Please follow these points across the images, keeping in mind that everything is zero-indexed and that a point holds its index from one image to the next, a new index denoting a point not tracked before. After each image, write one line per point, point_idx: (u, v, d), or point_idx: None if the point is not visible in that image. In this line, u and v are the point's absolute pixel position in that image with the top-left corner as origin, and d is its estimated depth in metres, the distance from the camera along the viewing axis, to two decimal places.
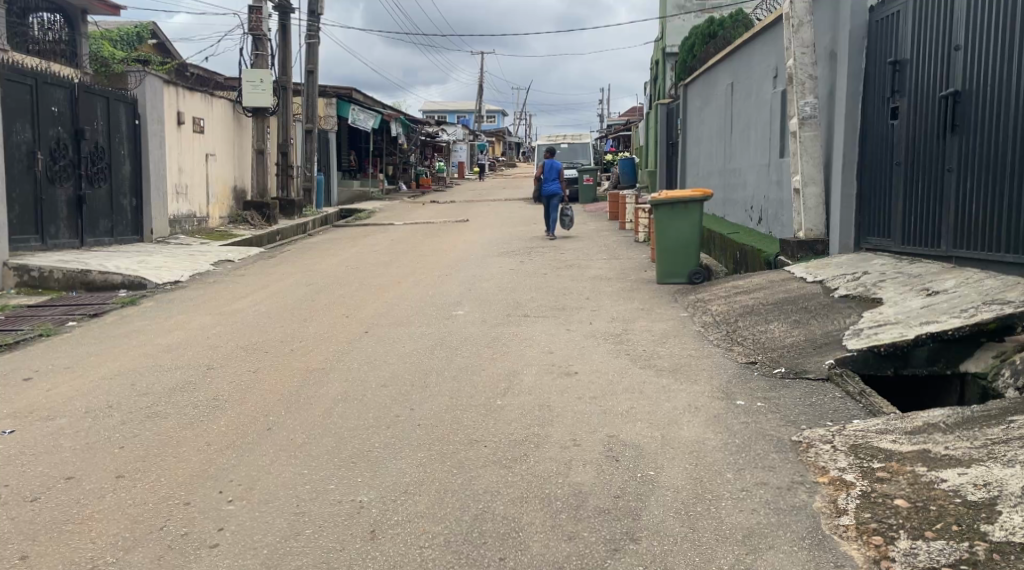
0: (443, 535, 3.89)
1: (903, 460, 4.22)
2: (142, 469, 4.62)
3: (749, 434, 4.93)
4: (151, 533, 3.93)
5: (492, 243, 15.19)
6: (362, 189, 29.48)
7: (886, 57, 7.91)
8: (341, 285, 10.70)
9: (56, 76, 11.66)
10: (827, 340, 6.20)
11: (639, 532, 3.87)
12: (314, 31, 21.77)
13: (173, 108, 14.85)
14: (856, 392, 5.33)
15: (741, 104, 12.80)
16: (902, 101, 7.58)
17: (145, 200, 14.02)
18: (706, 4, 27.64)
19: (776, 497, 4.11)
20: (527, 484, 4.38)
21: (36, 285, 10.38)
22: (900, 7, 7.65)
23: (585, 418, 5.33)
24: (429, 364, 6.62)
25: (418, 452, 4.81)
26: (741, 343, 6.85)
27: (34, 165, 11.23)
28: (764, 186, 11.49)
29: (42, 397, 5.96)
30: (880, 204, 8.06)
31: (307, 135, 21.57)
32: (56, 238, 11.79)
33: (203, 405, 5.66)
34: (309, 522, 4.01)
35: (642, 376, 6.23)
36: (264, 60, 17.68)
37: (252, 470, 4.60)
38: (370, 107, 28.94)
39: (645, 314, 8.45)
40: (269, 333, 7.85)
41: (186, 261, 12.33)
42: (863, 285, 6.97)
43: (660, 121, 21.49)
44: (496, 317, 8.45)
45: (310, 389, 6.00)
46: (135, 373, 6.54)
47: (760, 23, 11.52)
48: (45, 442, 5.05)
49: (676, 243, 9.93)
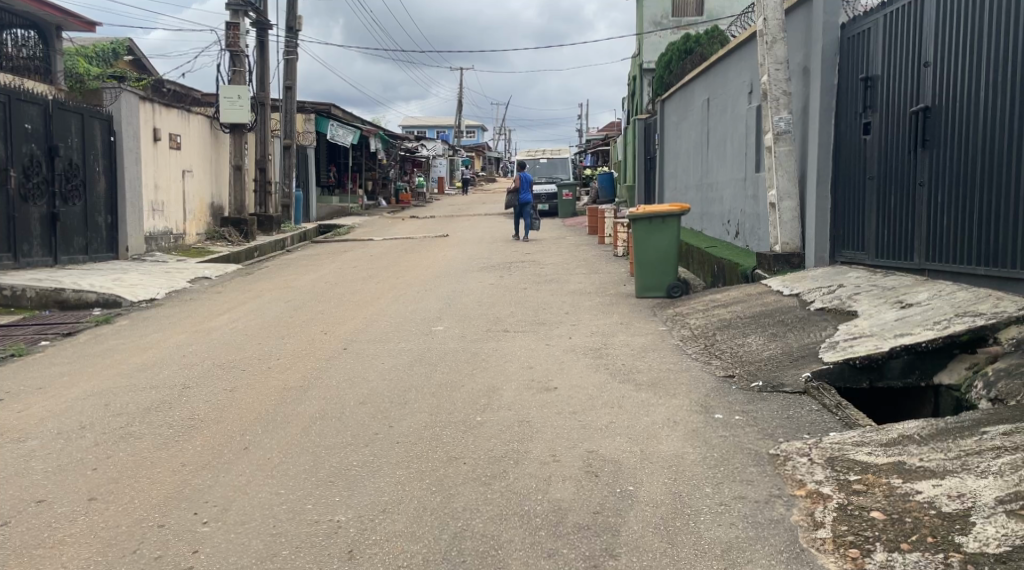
0: (422, 554, 3.87)
1: (879, 471, 4.25)
2: (115, 492, 4.56)
3: (727, 447, 4.96)
4: (125, 557, 3.88)
5: (472, 259, 15.20)
6: (340, 206, 29.49)
7: (858, 72, 8.02)
8: (319, 301, 10.67)
9: (31, 92, 11.57)
10: (804, 352, 6.25)
11: (617, 548, 3.87)
12: (291, 47, 21.75)
13: (148, 124, 14.75)
14: (833, 405, 5.37)
15: (717, 120, 12.93)
16: (875, 115, 7.69)
17: (121, 216, 13.91)
18: (681, 21, 28.13)
19: (754, 511, 4.12)
20: (506, 501, 4.37)
21: (9, 304, 10.24)
22: (871, 24, 7.76)
23: (565, 433, 5.35)
24: (409, 381, 6.61)
25: (398, 470, 4.79)
26: (719, 357, 6.89)
27: (7, 183, 11.11)
28: (740, 200, 11.59)
29: (13, 419, 5.89)
30: (853, 219, 8.15)
31: (285, 151, 21.53)
32: (29, 255, 11.66)
33: (178, 425, 5.61)
34: (286, 543, 3.97)
35: (621, 391, 6.24)
36: (243, 76, 17.51)
37: (230, 489, 4.57)
38: (349, 122, 28.96)
39: (624, 328, 8.47)
40: (247, 351, 7.82)
41: (163, 278, 12.26)
42: (839, 298, 7.04)
43: (638, 136, 21.63)
44: (476, 332, 8.46)
45: (287, 407, 5.97)
46: (110, 393, 6.47)
47: (734, 39, 11.63)
48: (16, 465, 4.98)
49: (653, 256, 9.98)
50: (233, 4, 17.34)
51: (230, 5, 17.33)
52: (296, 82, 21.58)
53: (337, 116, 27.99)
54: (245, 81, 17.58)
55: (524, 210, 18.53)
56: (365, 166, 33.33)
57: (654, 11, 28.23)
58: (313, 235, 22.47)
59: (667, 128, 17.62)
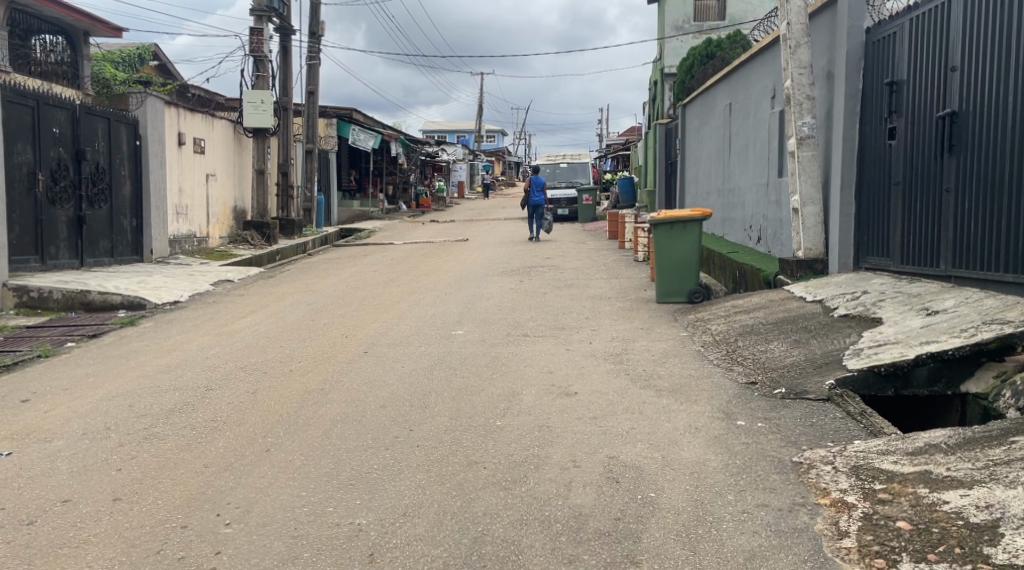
0: (443, 558, 3.87)
1: (905, 480, 4.20)
2: (139, 492, 4.60)
3: (749, 454, 4.92)
4: (148, 557, 3.90)
5: (492, 263, 15.20)
6: (360, 210, 29.63)
7: (883, 77, 7.95)
8: (341, 305, 10.70)
9: (58, 96, 11.69)
10: (827, 359, 6.20)
11: (638, 554, 3.85)
12: (314, 53, 21.88)
13: (173, 128, 14.88)
14: (857, 412, 5.31)
15: (740, 124, 12.85)
16: (900, 121, 7.62)
17: (145, 220, 14.03)
18: (703, 26, 28.02)
19: (777, 519, 4.09)
20: (527, 506, 4.35)
21: (35, 306, 10.36)
22: (897, 28, 7.69)
23: (585, 439, 5.33)
24: (429, 385, 6.60)
25: (418, 473, 4.80)
26: (741, 363, 6.84)
27: (35, 186, 11.21)
28: (763, 206, 11.51)
29: (39, 419, 5.95)
30: (878, 225, 8.08)
31: (307, 155, 21.64)
32: (55, 258, 11.77)
33: (201, 426, 5.65)
34: (307, 545, 3.98)
35: (642, 396, 6.22)
36: (266, 81, 17.64)
37: (251, 491, 4.59)
38: (370, 127, 29.09)
39: (645, 333, 8.44)
40: (269, 353, 7.86)
41: (186, 281, 12.36)
42: (862, 305, 6.97)
43: (659, 141, 21.54)
44: (496, 337, 8.45)
45: (309, 409, 6.00)
46: (134, 394, 6.53)
47: (756, 43, 11.57)
48: (42, 465, 5.03)
49: (674, 261, 9.93)
50: (257, 10, 17.49)
51: (253, 11, 17.47)
52: (318, 87, 21.71)
53: (359, 120, 28.13)
54: (269, 86, 17.70)
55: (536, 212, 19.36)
56: (385, 171, 33.47)
57: (675, 16, 28.17)
58: (333, 238, 22.58)
59: (689, 132, 17.53)
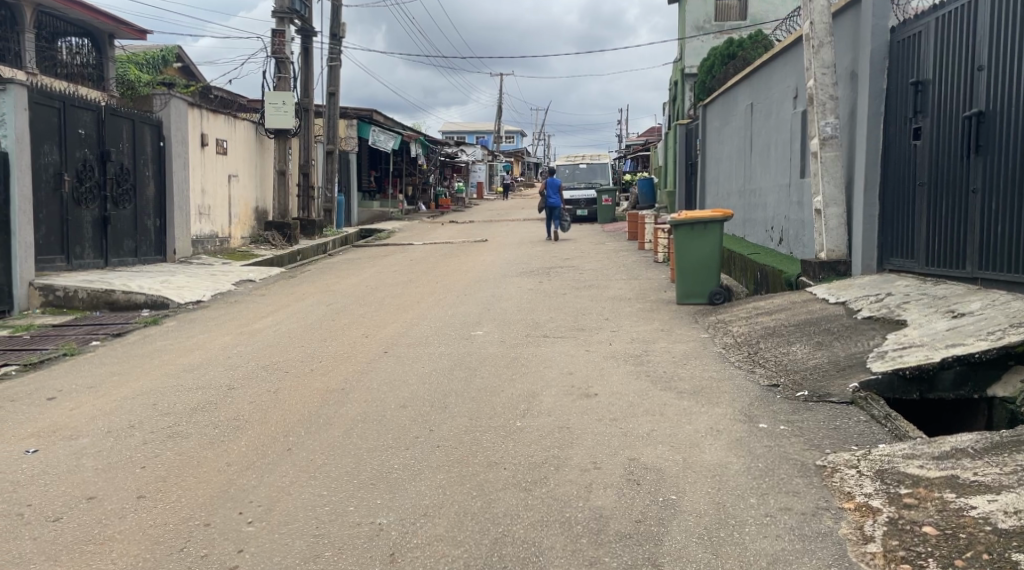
0: (464, 558, 3.86)
1: (931, 485, 4.15)
2: (163, 490, 4.63)
3: (772, 457, 4.89)
4: (171, 554, 3.92)
5: (511, 263, 15.19)
6: (380, 211, 29.71)
7: (908, 77, 7.88)
8: (361, 305, 10.73)
9: (84, 98, 11.81)
10: (851, 361, 6.14)
11: (660, 557, 3.83)
12: (335, 54, 21.99)
13: (196, 129, 15.00)
14: (881, 415, 5.24)
15: (762, 125, 12.77)
16: (925, 121, 7.55)
17: (169, 220, 14.14)
18: (725, 26, 27.88)
19: (801, 523, 4.05)
20: (547, 507, 4.34)
21: (61, 305, 10.49)
22: (922, 27, 7.61)
23: (606, 440, 5.31)
24: (449, 385, 6.61)
25: (439, 473, 4.80)
26: (763, 365, 6.79)
27: (61, 186, 11.32)
28: (785, 207, 11.43)
29: (65, 417, 6.01)
30: (903, 226, 8.00)
31: (328, 156, 21.74)
32: (81, 258, 11.88)
33: (223, 425, 5.69)
34: (329, 544, 3.99)
35: (663, 398, 6.18)
36: (287, 82, 17.72)
37: (273, 490, 4.61)
38: (390, 128, 29.18)
39: (665, 335, 8.40)
40: (291, 352, 7.91)
41: (208, 280, 12.45)
42: (887, 307, 6.91)
43: (679, 142, 21.45)
44: (516, 338, 8.44)
45: (330, 408, 6.03)
46: (158, 392, 6.58)
47: (779, 43, 11.48)
48: (68, 462, 5.08)
49: (695, 262, 9.88)
50: (279, 11, 17.58)
51: (276, 13, 17.57)
52: (339, 88, 21.80)
53: (379, 121, 28.22)
54: (291, 87, 17.78)
55: (554, 212, 19.36)
56: (405, 171, 33.57)
57: (696, 16, 28.05)
58: (353, 239, 22.66)
59: (710, 132, 17.44)
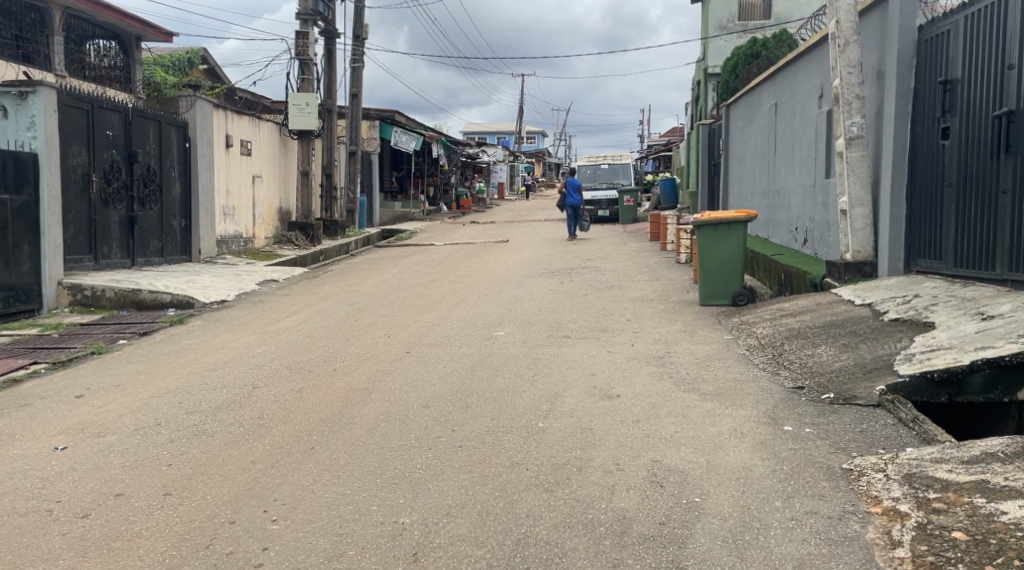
0: (487, 558, 3.86)
1: (961, 490, 4.09)
2: (189, 488, 4.66)
3: (797, 460, 4.84)
4: (197, 551, 3.95)
5: (532, 263, 15.18)
6: (402, 211, 29.81)
7: (936, 76, 7.78)
8: (383, 305, 10.77)
9: (112, 100, 11.93)
10: (877, 364, 6.08)
11: (684, 560, 3.81)
12: (357, 56, 22.08)
13: (221, 130, 15.12)
14: (909, 418, 5.18)
15: (786, 124, 12.67)
16: (953, 121, 7.45)
17: (194, 220, 14.26)
18: (749, 25, 27.71)
19: (827, 527, 4.01)
20: (570, 508, 4.33)
21: (89, 304, 10.60)
22: (951, 25, 7.50)
23: (629, 442, 5.28)
24: (471, 386, 6.61)
25: (461, 473, 4.80)
26: (788, 367, 6.73)
27: (89, 187, 11.44)
28: (809, 207, 11.34)
29: (93, 415, 6.07)
30: (930, 227, 7.91)
31: (350, 157, 21.84)
32: (108, 258, 12.00)
33: (248, 424, 5.72)
34: (352, 543, 4.00)
35: (687, 400, 6.15)
36: (311, 84, 17.81)
37: (297, 488, 4.62)
38: (412, 129, 29.27)
39: (688, 336, 8.35)
40: (314, 352, 7.95)
41: (232, 280, 12.54)
42: (914, 308, 6.83)
43: (702, 142, 21.33)
44: (538, 338, 8.43)
45: (352, 407, 6.05)
46: (184, 391, 6.63)
47: (804, 42, 11.38)
48: (96, 459, 5.13)
49: (719, 263, 9.82)
50: (303, 13, 17.67)
51: (299, 15, 17.67)
52: (361, 90, 21.88)
53: (401, 122, 28.30)
54: (314, 88, 17.86)
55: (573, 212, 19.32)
56: (427, 172, 33.66)
57: (720, 15, 27.91)
58: (375, 239, 22.74)
59: (733, 132, 17.33)
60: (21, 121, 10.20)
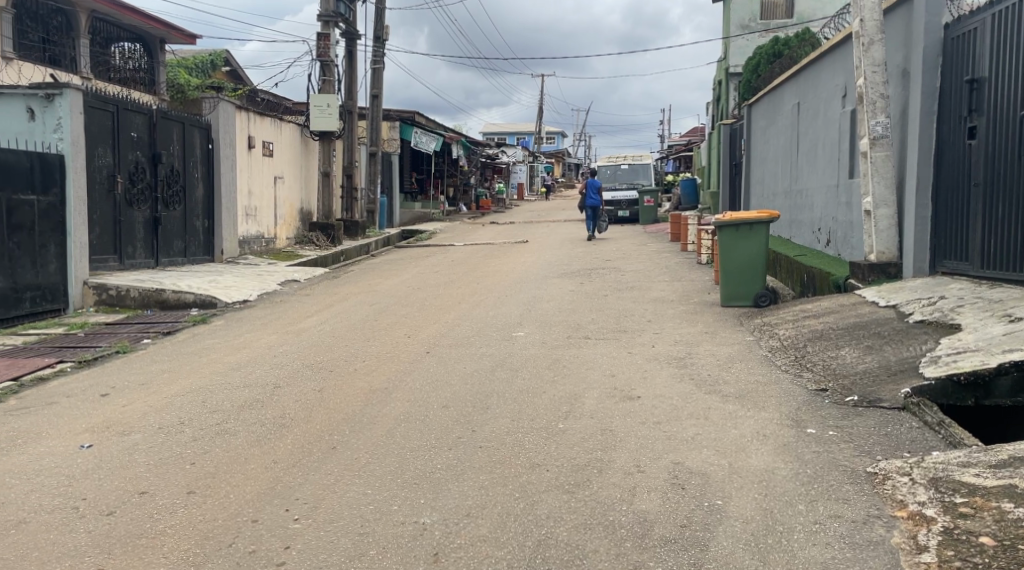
0: (507, 560, 3.85)
1: (988, 494, 4.03)
2: (212, 486, 4.69)
3: (821, 463, 4.80)
4: (220, 549, 3.97)
5: (552, 264, 15.17)
6: (421, 212, 29.87)
7: (962, 74, 7.69)
8: (403, 305, 10.79)
9: (137, 101, 12.04)
10: (902, 366, 6.01)
11: (706, 562, 3.78)
12: (378, 57, 22.16)
13: (243, 131, 15.21)
14: (935, 422, 5.11)
15: (809, 124, 12.57)
16: (980, 120, 7.36)
17: (216, 221, 14.37)
18: (771, 25, 27.57)
19: (851, 531, 3.97)
20: (591, 510, 4.31)
21: (113, 303, 10.71)
22: (977, 23, 7.41)
23: (650, 444, 5.25)
24: (491, 386, 6.62)
25: (482, 474, 4.79)
26: (810, 369, 6.68)
27: (114, 188, 11.55)
28: (833, 208, 11.24)
29: (118, 413, 6.12)
30: (957, 227, 7.81)
31: (371, 158, 21.92)
32: (133, 258, 12.11)
33: (270, 423, 5.75)
34: (373, 542, 4.01)
35: (708, 402, 6.11)
36: (332, 85, 17.89)
37: (318, 488, 4.63)
38: (432, 130, 29.34)
39: (709, 337, 8.30)
40: (335, 352, 7.97)
41: (254, 280, 12.62)
42: (940, 310, 6.75)
43: (723, 142, 21.23)
44: (558, 339, 8.41)
45: (373, 407, 6.07)
46: (207, 390, 6.67)
47: (827, 41, 11.29)
48: (121, 457, 5.17)
49: (740, 264, 9.76)
50: (325, 15, 17.75)
51: (321, 16, 17.75)
52: (382, 91, 21.96)
53: (421, 123, 28.38)
54: (335, 89, 17.94)
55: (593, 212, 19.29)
56: (447, 172, 33.74)
57: (741, 15, 27.79)
58: (395, 239, 22.80)
59: (754, 132, 17.23)
60: (48, 123, 10.31)
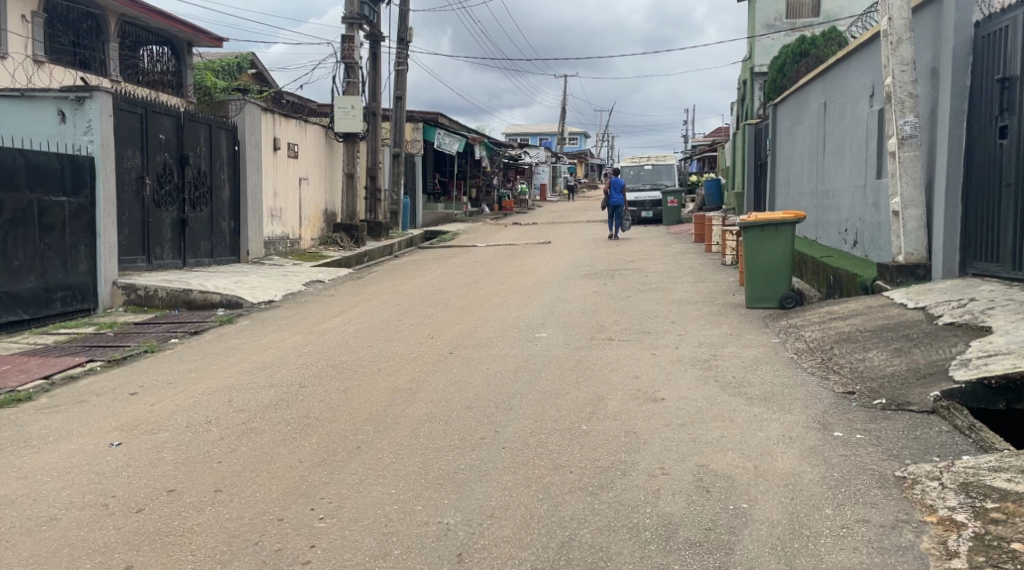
0: (531, 561, 3.84)
1: (1020, 500, 3.97)
2: (238, 485, 4.72)
3: (848, 467, 4.75)
4: (247, 548, 3.99)
5: (574, 265, 15.14)
6: (444, 213, 29.93)
7: (994, 73, 7.58)
8: (426, 306, 10.81)
9: (165, 104, 12.16)
10: (931, 369, 5.93)
11: (731, 566, 3.76)
12: (402, 59, 22.23)
13: (268, 133, 15.32)
14: (965, 426, 5.04)
15: (835, 124, 12.45)
16: (1013, 119, 7.25)
17: (242, 222, 14.48)
18: (796, 24, 27.35)
19: (879, 536, 3.92)
20: (615, 512, 4.30)
21: (141, 303, 10.83)
22: (1010, 21, 7.30)
23: (674, 446, 5.23)
24: (515, 387, 6.61)
25: (505, 475, 4.79)
26: (837, 372, 6.61)
27: (143, 189, 11.68)
28: (860, 208, 11.12)
29: (146, 412, 6.18)
30: (988, 228, 7.70)
31: (394, 159, 22.00)
32: (160, 258, 12.24)
33: (295, 423, 5.78)
34: (398, 542, 4.02)
35: (733, 404, 6.06)
36: (356, 87, 17.97)
37: (342, 487, 4.65)
38: (455, 131, 29.39)
39: (734, 339, 8.24)
40: (359, 352, 8.00)
41: (278, 281, 12.70)
42: (970, 312, 6.66)
43: (748, 142, 21.08)
44: (581, 340, 8.39)
45: (396, 408, 6.08)
46: (234, 389, 6.73)
47: (854, 40, 11.17)
48: (149, 455, 5.22)
49: (766, 265, 9.68)
50: (349, 17, 17.84)
51: (346, 19, 17.84)
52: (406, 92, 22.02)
53: (445, 124, 28.44)
54: (359, 91, 18.02)
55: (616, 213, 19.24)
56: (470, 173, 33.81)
57: (767, 14, 27.59)
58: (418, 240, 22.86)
59: (780, 133, 17.10)
60: (79, 125, 10.44)
